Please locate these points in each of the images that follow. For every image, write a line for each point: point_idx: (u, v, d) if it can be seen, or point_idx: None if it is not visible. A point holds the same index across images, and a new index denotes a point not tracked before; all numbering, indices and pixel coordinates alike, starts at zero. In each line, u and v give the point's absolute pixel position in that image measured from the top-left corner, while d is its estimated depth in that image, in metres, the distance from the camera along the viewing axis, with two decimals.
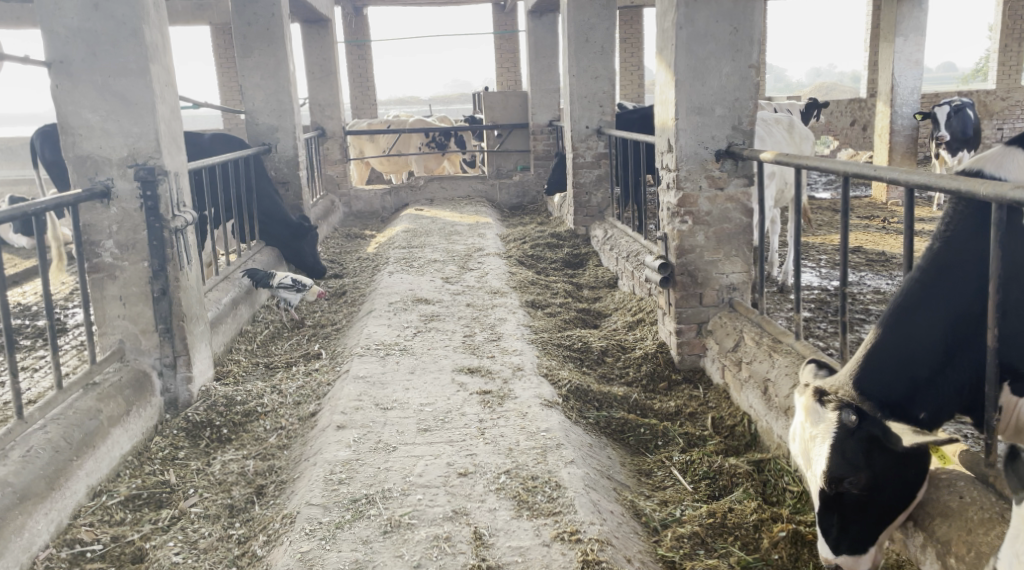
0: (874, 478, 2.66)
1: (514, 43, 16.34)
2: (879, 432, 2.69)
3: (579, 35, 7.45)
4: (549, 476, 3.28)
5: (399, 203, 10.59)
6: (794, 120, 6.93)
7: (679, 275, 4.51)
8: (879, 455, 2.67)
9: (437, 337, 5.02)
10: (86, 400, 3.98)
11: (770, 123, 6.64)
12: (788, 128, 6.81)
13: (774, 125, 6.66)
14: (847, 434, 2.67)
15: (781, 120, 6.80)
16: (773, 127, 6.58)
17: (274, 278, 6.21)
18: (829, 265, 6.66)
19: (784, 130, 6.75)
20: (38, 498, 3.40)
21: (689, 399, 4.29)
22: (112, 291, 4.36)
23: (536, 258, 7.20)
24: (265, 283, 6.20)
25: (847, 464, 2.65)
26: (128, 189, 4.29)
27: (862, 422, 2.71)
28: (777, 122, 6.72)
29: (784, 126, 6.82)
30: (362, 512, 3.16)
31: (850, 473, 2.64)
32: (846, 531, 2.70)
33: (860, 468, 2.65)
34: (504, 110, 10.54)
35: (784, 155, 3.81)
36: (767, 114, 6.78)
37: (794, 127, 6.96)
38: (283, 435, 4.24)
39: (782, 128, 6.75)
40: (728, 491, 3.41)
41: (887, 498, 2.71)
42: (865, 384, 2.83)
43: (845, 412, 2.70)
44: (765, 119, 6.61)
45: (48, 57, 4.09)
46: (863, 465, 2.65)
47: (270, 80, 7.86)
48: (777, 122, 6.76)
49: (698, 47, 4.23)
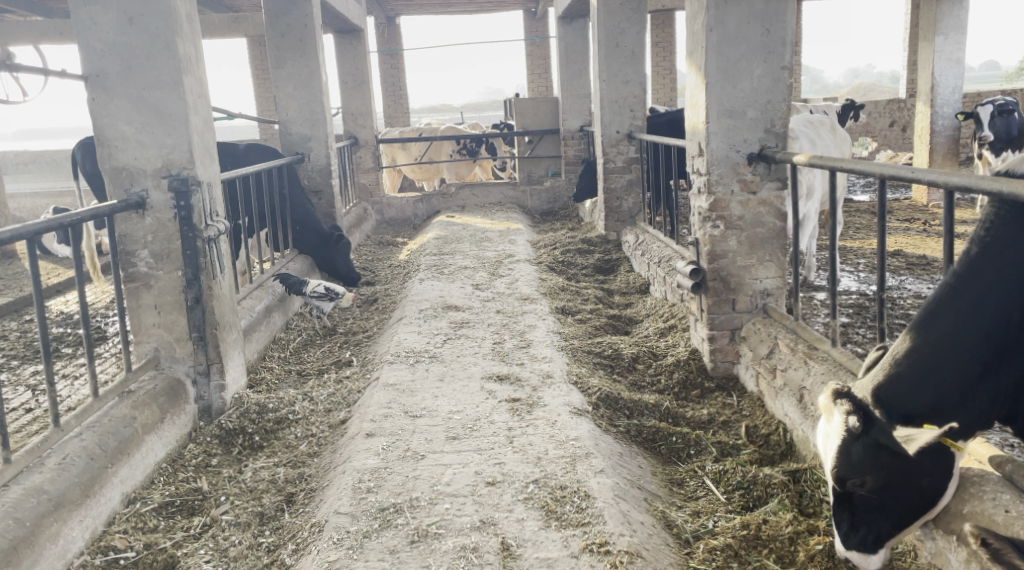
0: (881, 481, 2.71)
1: (546, 49, 16.32)
2: (886, 438, 2.72)
3: (610, 40, 7.40)
4: (578, 486, 3.22)
5: (431, 210, 10.59)
6: (838, 123, 6.80)
7: (711, 281, 4.44)
8: (889, 459, 2.71)
9: (467, 344, 4.99)
10: (121, 407, 3.99)
11: (815, 125, 6.51)
12: (832, 131, 6.68)
13: (820, 127, 6.53)
14: (852, 439, 2.73)
15: (824, 123, 6.67)
16: (818, 129, 6.45)
17: (307, 285, 6.14)
18: (868, 269, 6.53)
19: (828, 132, 6.61)
20: (73, 505, 3.41)
21: (722, 407, 4.20)
22: (147, 300, 4.38)
23: (568, 264, 7.15)
24: (297, 290, 6.15)
25: (850, 466, 2.73)
26: (163, 200, 4.31)
27: (873, 429, 2.74)
28: (821, 125, 6.59)
29: (828, 129, 6.69)
30: (390, 521, 3.12)
31: (852, 474, 2.72)
32: (855, 529, 2.80)
33: (865, 471, 2.72)
34: (535, 116, 10.51)
35: (818, 157, 3.73)
36: (810, 116, 6.65)
37: (838, 130, 6.82)
38: (314, 443, 4.23)
39: (827, 131, 6.62)
40: (762, 502, 3.33)
41: (901, 503, 2.74)
42: (888, 396, 2.78)
43: (852, 417, 2.74)
44: (809, 120, 6.48)
45: (84, 71, 4.13)
46: (868, 468, 2.71)
47: (302, 90, 7.90)
48: (822, 125, 6.63)
49: (731, 50, 4.16)
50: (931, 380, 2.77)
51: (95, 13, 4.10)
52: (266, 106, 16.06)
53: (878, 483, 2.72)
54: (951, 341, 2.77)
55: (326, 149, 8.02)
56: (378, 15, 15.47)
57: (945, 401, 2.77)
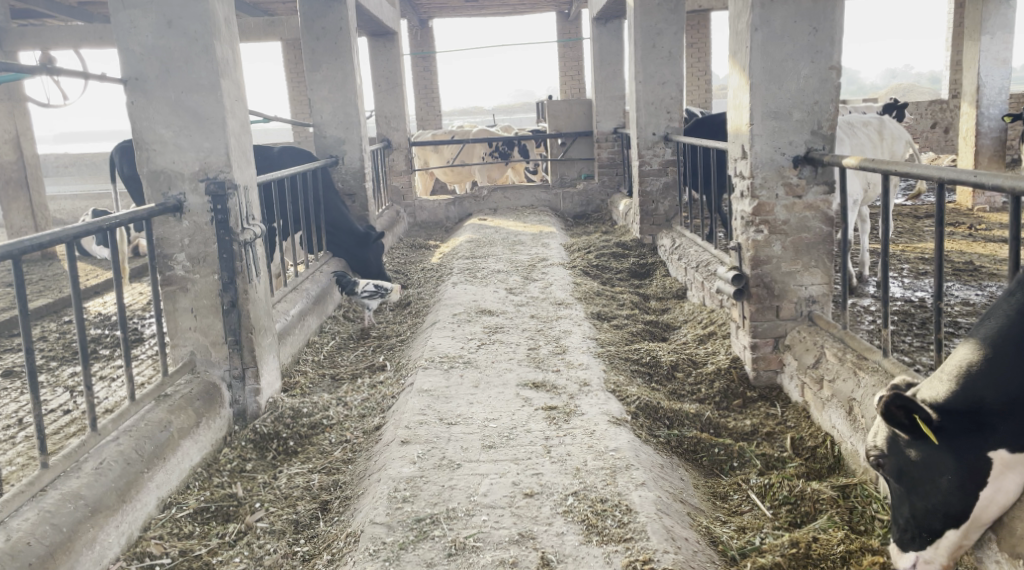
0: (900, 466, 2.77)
1: (579, 50, 16.23)
2: None
3: (647, 41, 7.29)
4: (619, 499, 3.13)
5: (463, 213, 10.52)
6: (887, 120, 6.67)
7: (754, 287, 4.33)
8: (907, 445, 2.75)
9: (502, 349, 4.91)
10: (157, 412, 3.96)
11: (859, 125, 6.43)
12: (879, 129, 6.57)
13: (863, 127, 6.44)
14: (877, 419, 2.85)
15: (871, 122, 6.57)
16: (858, 129, 6.35)
17: (358, 286, 6.39)
18: (913, 275, 6.37)
19: (870, 132, 6.49)
20: (109, 511, 3.37)
21: (765, 417, 4.09)
22: (183, 304, 4.35)
23: (602, 268, 7.05)
24: (349, 290, 6.40)
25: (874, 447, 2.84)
26: (200, 203, 4.28)
27: None
28: (867, 125, 6.50)
29: (875, 127, 6.58)
30: (426, 533, 3.05)
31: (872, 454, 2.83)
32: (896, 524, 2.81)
33: (887, 454, 2.80)
34: (568, 119, 10.43)
35: (870, 160, 3.60)
36: (856, 116, 6.56)
37: (888, 127, 6.69)
38: (349, 449, 4.17)
39: (873, 130, 6.52)
40: (811, 518, 3.22)
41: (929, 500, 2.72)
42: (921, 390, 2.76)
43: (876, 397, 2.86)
44: (852, 120, 6.40)
45: (123, 75, 4.11)
46: (886, 451, 2.79)
47: (337, 93, 7.87)
48: (867, 124, 6.54)
49: (777, 51, 4.06)
50: (971, 380, 2.67)
51: (133, 17, 4.08)
52: (299, 109, 16.11)
53: (895, 468, 2.78)
54: (998, 341, 2.66)
55: (360, 152, 7.99)
56: (412, 18, 15.49)
57: (988, 402, 2.64)
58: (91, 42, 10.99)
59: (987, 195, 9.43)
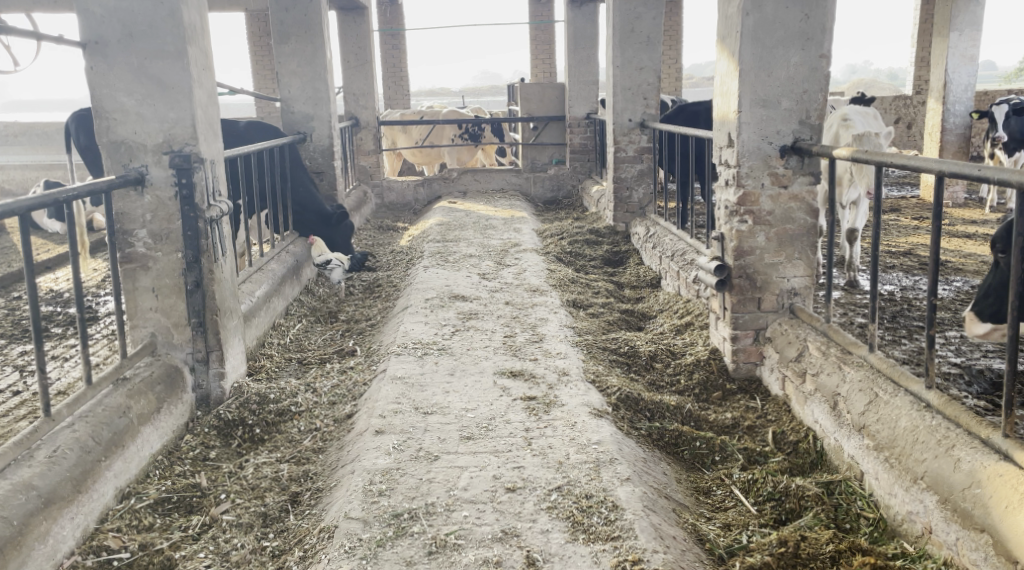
0: None
1: (550, 34, 16.13)
2: None
3: (625, 24, 7.19)
4: (604, 495, 3.04)
5: (432, 195, 10.38)
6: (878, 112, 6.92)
7: (736, 278, 4.26)
8: None
9: (478, 336, 4.80)
10: (117, 396, 3.78)
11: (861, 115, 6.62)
12: (875, 119, 6.79)
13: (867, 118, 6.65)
14: None
15: (868, 113, 6.80)
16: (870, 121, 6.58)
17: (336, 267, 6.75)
18: (885, 268, 6.36)
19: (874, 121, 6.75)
20: (64, 503, 3.21)
21: (745, 410, 4.02)
22: (144, 283, 4.16)
23: (575, 254, 6.95)
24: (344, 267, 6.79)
25: None
26: (163, 177, 4.10)
27: None
28: (866, 114, 6.69)
29: (871, 118, 6.79)
30: (405, 529, 2.94)
31: None
32: None
33: None
34: (541, 103, 10.28)
35: (863, 151, 3.54)
36: (855, 108, 6.78)
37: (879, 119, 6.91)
38: (319, 438, 4.04)
39: (872, 120, 6.74)
40: (796, 516, 3.17)
41: None
42: None
43: None
44: (854, 110, 6.61)
45: (82, 38, 3.91)
46: None
47: (307, 68, 7.66)
48: (865, 114, 6.74)
49: (766, 35, 3.99)
50: None
51: None
52: (264, 84, 15.79)
53: None
54: None
55: (329, 129, 7.81)
56: None
57: None
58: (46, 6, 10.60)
59: (950, 191, 9.52)
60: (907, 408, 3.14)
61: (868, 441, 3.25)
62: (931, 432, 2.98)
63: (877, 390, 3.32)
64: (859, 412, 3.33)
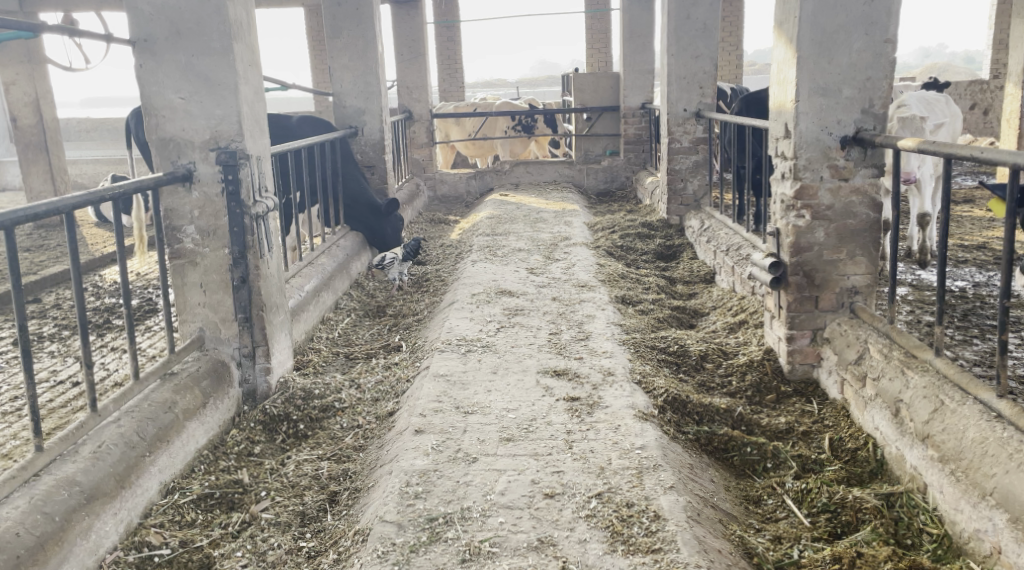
0: None
1: (607, 23, 15.93)
2: None
3: (681, 11, 6.98)
4: (646, 504, 2.90)
5: (484, 187, 10.31)
6: (953, 100, 6.57)
7: (792, 275, 4.07)
8: None
9: (522, 333, 4.68)
10: (162, 392, 3.74)
11: (929, 101, 6.36)
12: (946, 107, 6.46)
13: (933, 104, 6.35)
14: None
15: (939, 99, 6.47)
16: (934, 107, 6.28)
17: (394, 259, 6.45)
18: (956, 262, 6.06)
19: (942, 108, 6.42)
20: (107, 498, 3.16)
21: (801, 415, 3.83)
22: (192, 278, 4.13)
23: (627, 249, 6.78)
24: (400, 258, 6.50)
25: None
26: (210, 173, 4.06)
27: None
28: (936, 101, 6.40)
29: (941, 105, 6.47)
30: (439, 534, 2.84)
31: None
32: None
33: None
34: (594, 93, 10.08)
35: (930, 141, 3.32)
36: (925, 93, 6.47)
37: (953, 106, 6.59)
38: (360, 435, 3.97)
39: (941, 106, 6.41)
40: (852, 529, 2.99)
41: None
42: None
43: None
44: (920, 96, 6.34)
45: (131, 36, 3.88)
46: None
47: (359, 62, 7.59)
48: (935, 100, 6.43)
49: (830, 23, 3.79)
50: None
51: None
52: (320, 77, 15.87)
53: None
54: None
55: (380, 122, 7.77)
56: None
57: None
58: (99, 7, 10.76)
59: None
60: (975, 418, 2.92)
61: (932, 452, 3.05)
62: (1001, 445, 2.76)
63: (942, 397, 3.11)
64: (923, 420, 3.13)
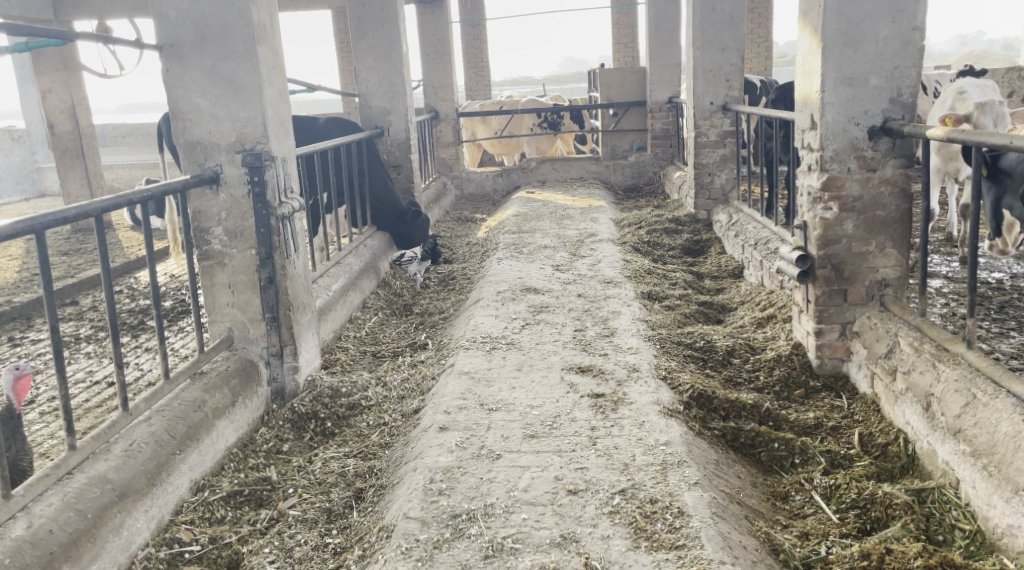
0: None
1: (633, 17, 15.84)
2: None
3: (706, 3, 6.91)
4: (671, 501, 2.87)
5: (510, 185, 10.28)
6: (995, 84, 6.54)
7: (820, 269, 4.01)
8: None
9: (547, 330, 4.66)
10: (192, 390, 3.76)
11: (980, 88, 6.30)
12: (993, 91, 6.43)
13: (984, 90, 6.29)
14: None
15: (984, 84, 6.43)
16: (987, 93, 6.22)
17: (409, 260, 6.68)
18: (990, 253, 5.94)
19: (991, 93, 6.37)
20: (138, 496, 3.18)
21: (830, 410, 3.78)
22: (220, 278, 4.16)
23: (654, 244, 6.73)
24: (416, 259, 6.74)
25: None
26: (236, 175, 4.08)
27: None
28: (984, 86, 6.36)
29: (987, 89, 6.42)
30: (462, 530, 2.83)
31: None
32: None
33: None
34: (620, 88, 10.00)
35: (960, 130, 3.25)
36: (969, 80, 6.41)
37: (996, 89, 6.58)
38: (386, 433, 3.97)
39: (989, 91, 6.37)
40: (882, 525, 2.94)
41: None
42: None
43: None
44: (971, 84, 6.27)
45: (158, 41, 3.92)
46: None
47: (383, 62, 7.60)
48: (982, 86, 6.38)
49: (856, 12, 3.73)
50: None
51: None
52: (347, 79, 15.95)
53: None
54: None
55: (405, 122, 7.79)
56: None
57: None
58: (125, 12, 10.89)
59: None
60: (1008, 411, 2.85)
61: (964, 446, 2.98)
62: None
63: (974, 391, 3.04)
64: (954, 414, 3.06)
